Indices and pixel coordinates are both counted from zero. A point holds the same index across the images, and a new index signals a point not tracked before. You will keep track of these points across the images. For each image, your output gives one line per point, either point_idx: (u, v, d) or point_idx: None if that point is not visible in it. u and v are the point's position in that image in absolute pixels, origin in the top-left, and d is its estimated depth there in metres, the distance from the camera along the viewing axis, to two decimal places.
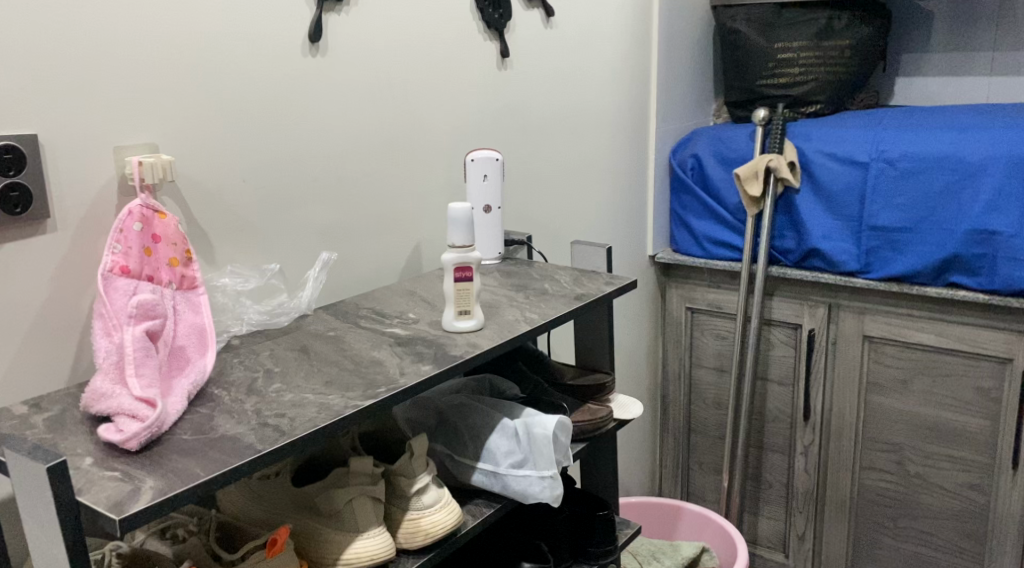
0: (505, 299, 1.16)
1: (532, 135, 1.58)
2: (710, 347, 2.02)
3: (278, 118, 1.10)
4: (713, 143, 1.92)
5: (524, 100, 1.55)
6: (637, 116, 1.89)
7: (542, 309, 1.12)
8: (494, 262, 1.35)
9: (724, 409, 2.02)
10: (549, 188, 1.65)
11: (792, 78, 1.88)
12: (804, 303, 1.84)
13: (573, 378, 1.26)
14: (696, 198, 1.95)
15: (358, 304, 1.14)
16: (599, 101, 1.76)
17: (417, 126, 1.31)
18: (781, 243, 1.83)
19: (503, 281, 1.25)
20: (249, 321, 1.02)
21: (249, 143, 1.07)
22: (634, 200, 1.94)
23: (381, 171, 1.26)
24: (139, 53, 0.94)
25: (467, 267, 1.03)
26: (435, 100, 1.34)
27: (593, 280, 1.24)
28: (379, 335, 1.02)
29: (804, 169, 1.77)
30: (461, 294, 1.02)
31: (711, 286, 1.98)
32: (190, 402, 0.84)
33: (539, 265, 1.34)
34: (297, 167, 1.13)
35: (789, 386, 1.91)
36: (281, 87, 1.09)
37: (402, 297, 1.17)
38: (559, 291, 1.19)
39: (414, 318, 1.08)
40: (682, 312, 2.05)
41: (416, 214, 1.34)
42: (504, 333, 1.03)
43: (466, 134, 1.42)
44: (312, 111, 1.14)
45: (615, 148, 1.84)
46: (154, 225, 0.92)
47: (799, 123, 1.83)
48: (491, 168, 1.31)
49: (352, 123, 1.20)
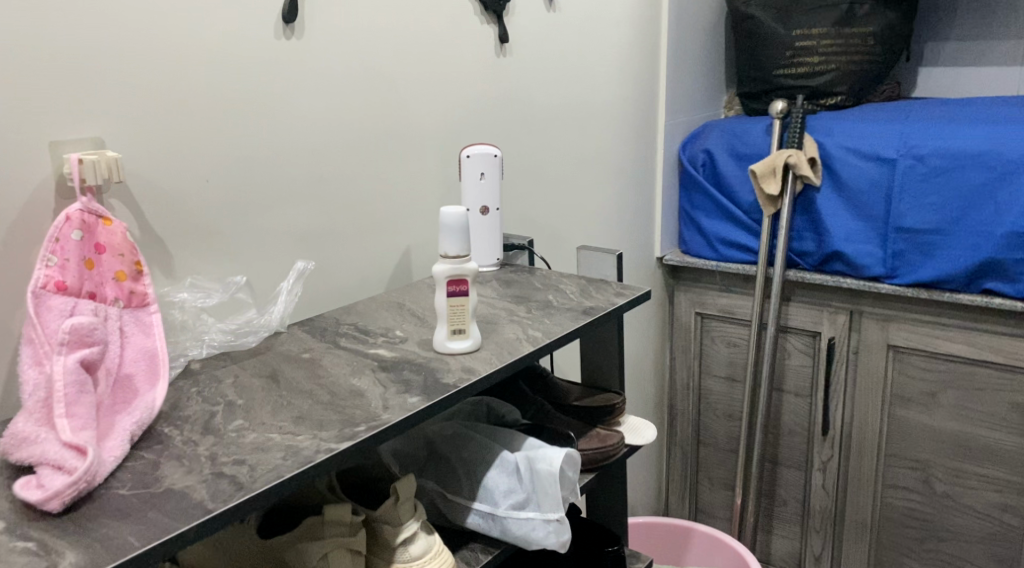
0: (504, 313, 1.04)
1: (534, 130, 1.45)
2: (720, 355, 1.89)
3: (248, 108, 0.97)
4: (726, 137, 1.79)
5: (525, 90, 1.42)
6: (645, 107, 1.76)
7: (546, 326, 0.99)
8: (491, 269, 1.23)
9: (736, 421, 1.90)
10: (552, 187, 1.53)
11: (811, 68, 1.76)
12: (823, 309, 1.72)
13: (580, 399, 1.14)
14: (707, 197, 1.82)
15: (339, 319, 1.01)
16: (605, 93, 1.63)
17: (407, 119, 1.18)
18: (800, 245, 1.71)
19: (501, 291, 1.13)
20: (210, 343, 0.89)
21: (213, 138, 0.93)
22: (641, 198, 1.81)
23: (366, 169, 1.13)
24: (80, 34, 0.80)
25: (462, 280, 0.90)
26: (427, 90, 1.21)
27: (601, 291, 1.12)
28: (361, 358, 0.89)
29: (825, 166, 1.65)
30: (455, 311, 0.90)
31: (722, 290, 1.86)
32: (134, 444, 0.71)
33: (543, 272, 1.21)
34: (270, 164, 1.00)
35: (806, 398, 1.80)
36: (251, 74, 0.96)
37: (389, 311, 1.05)
38: (565, 304, 1.07)
39: (401, 336, 0.96)
40: (691, 318, 1.92)
41: (406, 216, 1.21)
42: (505, 355, 0.91)
43: (462, 126, 1.29)
44: (288, 101, 1.01)
45: (622, 143, 1.71)
46: (98, 233, 0.79)
47: (819, 116, 1.71)
48: (488, 166, 1.18)
49: (333, 115, 1.07)
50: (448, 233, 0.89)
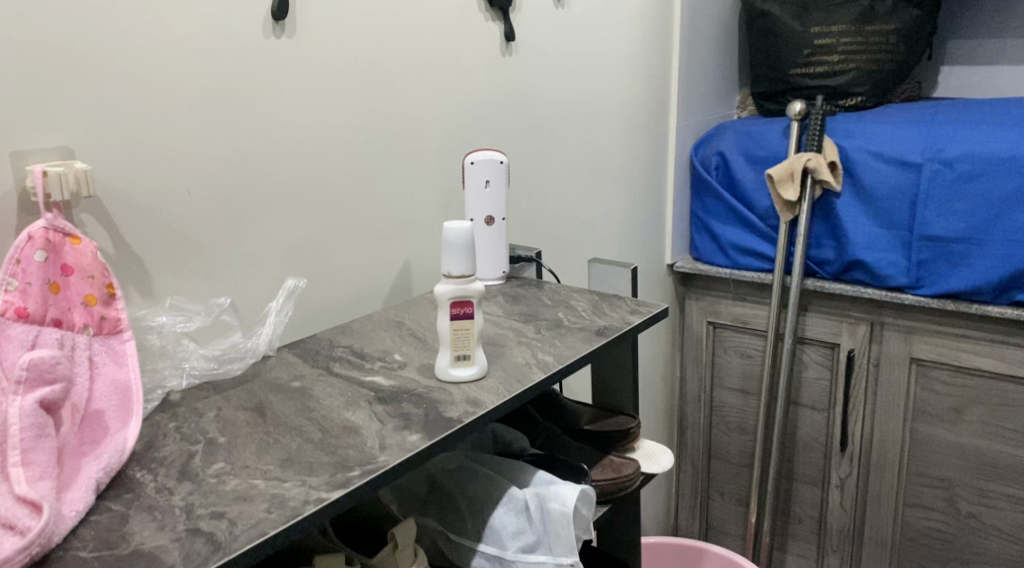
0: (512, 334, 0.96)
1: (541, 133, 1.38)
2: (734, 366, 1.82)
3: (234, 114, 0.89)
4: (742, 139, 1.72)
5: (532, 92, 1.34)
6: (656, 108, 1.68)
7: (557, 349, 0.92)
8: (497, 283, 1.15)
9: (749, 435, 1.83)
10: (560, 194, 1.45)
11: (830, 66, 1.68)
12: (843, 320, 1.66)
13: (590, 423, 1.07)
14: (720, 201, 1.75)
15: (334, 340, 0.94)
16: (615, 93, 1.55)
17: (407, 123, 1.11)
18: (818, 253, 1.64)
19: (508, 308, 1.05)
20: (190, 372, 0.81)
21: (195, 146, 0.86)
22: (651, 203, 1.73)
23: (363, 177, 1.06)
24: (44, 33, 0.73)
25: (467, 302, 0.82)
26: (429, 92, 1.13)
27: (615, 308, 1.04)
28: (356, 387, 0.82)
29: (846, 170, 1.57)
30: (459, 336, 0.82)
31: (736, 299, 1.78)
32: (101, 493, 0.63)
33: (552, 287, 1.13)
34: (259, 174, 0.93)
35: (823, 412, 1.73)
36: (237, 76, 0.89)
37: (387, 331, 0.97)
38: (577, 323, 0.99)
39: (400, 361, 0.88)
40: (703, 327, 1.85)
41: (406, 227, 1.13)
42: (513, 383, 0.83)
43: (466, 131, 1.21)
44: (278, 105, 0.93)
45: (632, 147, 1.63)
46: (65, 253, 0.72)
47: (839, 117, 1.63)
48: (494, 173, 1.11)
49: (328, 121, 1.00)
50: (452, 252, 0.81)
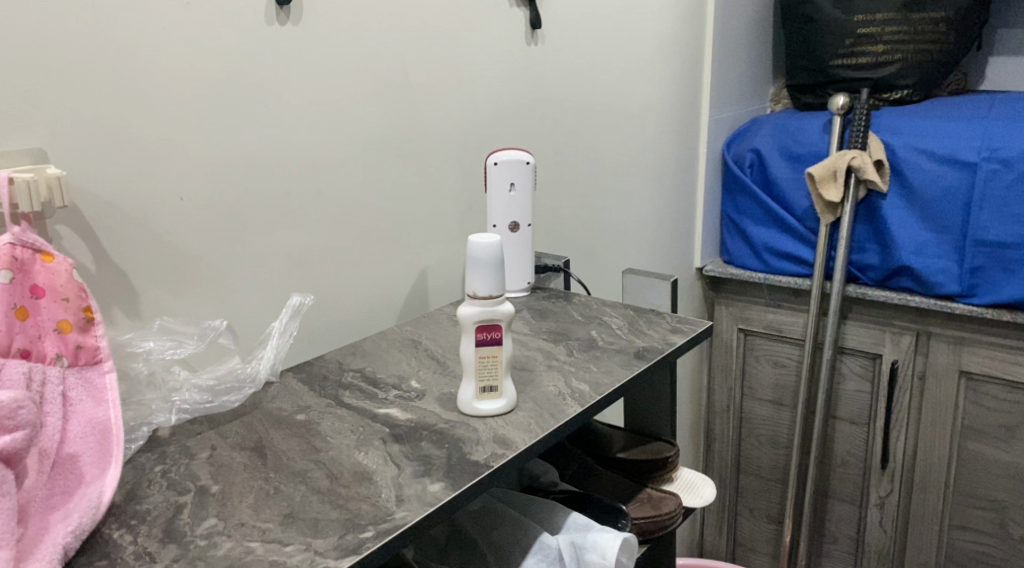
0: (543, 356, 0.87)
1: (568, 131, 1.28)
2: (767, 377, 1.75)
3: (231, 110, 0.79)
4: (778, 136, 1.62)
5: (560, 86, 1.24)
6: (687, 102, 1.58)
7: (592, 376, 0.82)
8: (521, 295, 1.06)
9: (781, 449, 1.76)
10: (588, 197, 1.36)
11: (874, 58, 1.56)
12: (885, 329, 1.56)
13: (624, 451, 0.98)
14: (754, 202, 1.65)
15: (343, 363, 0.85)
16: (645, 87, 1.45)
17: (425, 121, 1.01)
18: (860, 258, 1.53)
19: (536, 325, 0.96)
20: (180, 405, 0.71)
21: (187, 147, 0.76)
22: (681, 205, 1.64)
23: (376, 180, 0.96)
24: (11, 19, 0.64)
25: (494, 326, 0.72)
26: (449, 85, 1.03)
27: (654, 326, 0.94)
28: (368, 423, 0.72)
29: (892, 169, 1.46)
30: (485, 365, 0.72)
31: (769, 305, 1.70)
32: (70, 558, 0.54)
33: (583, 300, 1.04)
34: (259, 178, 0.83)
35: (863, 426, 1.64)
36: (233, 68, 0.79)
37: (403, 353, 0.88)
38: (612, 344, 0.90)
39: (417, 390, 0.79)
40: (733, 334, 1.77)
41: (423, 233, 1.04)
42: (546, 418, 0.73)
43: (488, 128, 1.11)
44: (280, 101, 0.84)
45: (663, 144, 1.53)
46: (34, 272, 0.62)
47: (884, 112, 1.52)
48: (519, 175, 1.01)
49: (339, 118, 0.90)
50: (479, 270, 0.71)
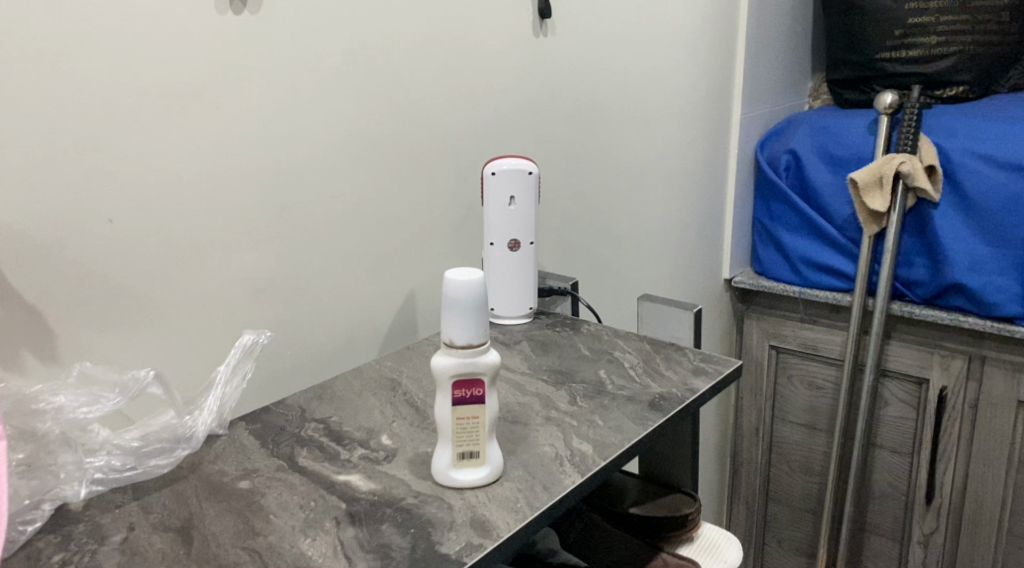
0: (541, 403, 0.74)
1: (583, 133, 1.15)
2: (800, 398, 1.62)
3: (171, 114, 0.67)
4: (818, 136, 1.47)
5: (573, 82, 1.11)
6: (717, 98, 1.43)
7: (597, 432, 0.69)
8: (521, 322, 0.92)
9: (814, 477, 1.63)
10: (605, 206, 1.23)
11: (926, 50, 1.40)
12: (933, 352, 1.41)
13: (636, 505, 0.85)
14: (790, 208, 1.51)
15: (306, 412, 0.72)
16: (670, 83, 1.31)
17: (415, 124, 0.88)
18: (907, 273, 1.38)
19: (536, 361, 0.82)
20: (92, 474, 0.59)
21: (114, 158, 0.64)
22: (708, 211, 1.50)
23: (355, 193, 0.84)
24: None
25: (475, 382, 0.59)
26: (442, 83, 0.90)
27: (674, 366, 0.81)
28: (325, 494, 0.60)
29: (946, 175, 1.31)
30: (464, 428, 0.60)
31: (804, 321, 1.57)
32: None
33: (592, 329, 0.90)
34: (209, 194, 0.71)
35: (905, 456, 1.50)
36: (173, 64, 0.66)
37: (378, 397, 0.75)
38: (623, 390, 0.76)
39: (389, 449, 0.66)
40: (764, 351, 1.65)
41: (411, 252, 0.91)
42: (538, 493, 0.60)
43: (489, 131, 0.98)
44: (233, 103, 0.71)
45: (689, 146, 1.39)
46: None
47: (937, 112, 1.36)
48: (521, 186, 0.88)
49: (308, 122, 0.78)
50: (457, 314, 0.58)
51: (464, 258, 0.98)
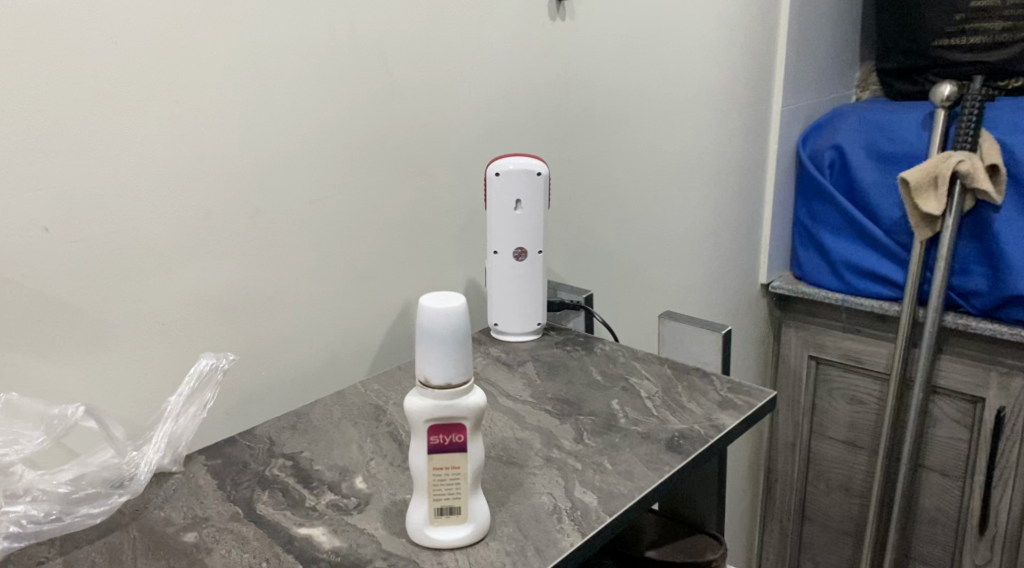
0: (541, 439, 0.65)
1: (603, 127, 1.05)
2: (841, 413, 1.50)
3: (117, 109, 0.59)
4: (867, 131, 1.34)
5: (593, 70, 1.01)
6: (754, 88, 1.32)
7: (605, 478, 0.59)
8: (528, 338, 0.83)
9: (855, 498, 1.51)
10: (627, 207, 1.13)
11: (990, 37, 1.27)
12: (991, 369, 1.28)
13: (654, 549, 0.75)
14: (834, 209, 1.39)
15: (275, 445, 0.64)
16: (702, 73, 1.20)
17: (409, 118, 0.79)
18: (964, 282, 1.26)
19: (540, 388, 0.73)
20: (7, 527, 0.51)
21: (49, 160, 0.56)
22: (744, 210, 1.38)
23: (341, 196, 0.75)
24: None
25: (456, 427, 0.50)
26: (441, 71, 0.81)
27: (699, 397, 0.71)
28: (281, 553, 0.51)
29: (1010, 175, 1.18)
30: (442, 480, 0.51)
31: (847, 331, 1.45)
32: None
33: (607, 349, 0.81)
34: (164, 199, 0.63)
35: (956, 480, 1.37)
36: (119, 52, 0.58)
37: (358, 428, 0.66)
38: (637, 426, 0.66)
39: (362, 494, 0.58)
40: (803, 361, 1.53)
41: (406, 259, 0.82)
42: (528, 558, 0.51)
43: (497, 125, 0.89)
44: (193, 96, 0.63)
45: (723, 142, 1.28)
46: None
47: (1001, 104, 1.24)
48: (528, 189, 0.79)
49: (284, 115, 0.69)
50: (436, 347, 0.49)
51: (467, 266, 0.89)
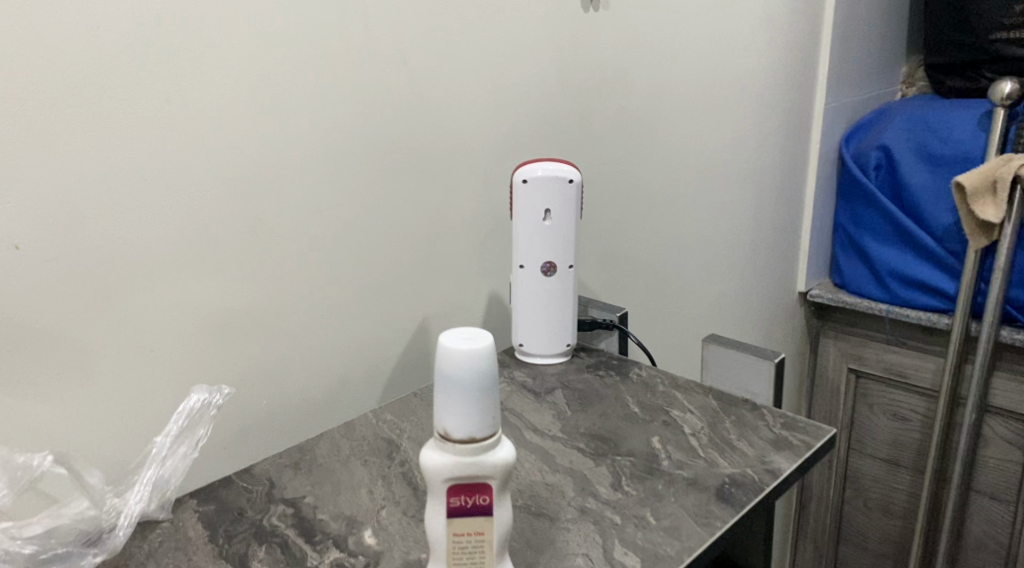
0: (574, 485, 0.57)
1: (638, 126, 0.97)
2: (882, 430, 1.41)
3: (97, 110, 0.52)
4: (917, 131, 1.25)
5: (627, 64, 0.92)
6: (797, 84, 1.23)
7: (649, 537, 0.52)
8: (556, 361, 0.76)
9: (895, 519, 1.43)
10: (662, 213, 1.05)
11: None
12: None
13: None
14: (880, 214, 1.30)
15: (276, 488, 0.57)
16: (743, 68, 1.11)
17: (429, 119, 0.72)
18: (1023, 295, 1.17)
19: (572, 421, 0.65)
20: None
21: (18, 169, 0.50)
22: (784, 214, 1.30)
23: (353, 205, 0.68)
24: None
25: (481, 487, 0.43)
26: (465, 67, 0.74)
27: (751, 437, 0.63)
28: None
29: None
30: (463, 547, 0.44)
31: (891, 343, 1.36)
32: None
33: (644, 375, 0.73)
34: (153, 211, 0.56)
35: (1008, 506, 1.28)
36: (101, 44, 0.51)
37: (368, 468, 0.59)
38: (682, 470, 0.59)
39: (371, 552, 0.50)
40: (842, 374, 1.44)
41: (423, 273, 0.75)
42: None
43: (524, 127, 0.82)
44: (184, 94, 0.56)
45: (763, 141, 1.20)
46: None
47: None
48: (559, 197, 0.71)
49: (291, 117, 0.62)
50: (461, 396, 0.41)
51: (490, 279, 0.82)
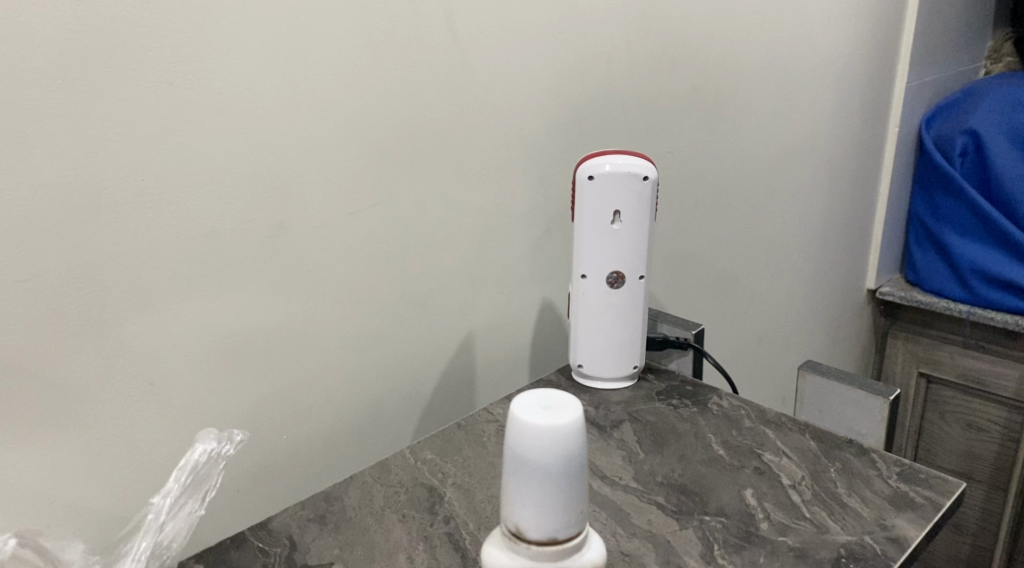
0: (656, 557, 0.47)
1: (709, 110, 0.85)
2: (954, 440, 1.29)
3: (80, 95, 0.42)
4: (1012, 113, 1.11)
5: (701, 39, 0.81)
6: (878, 59, 1.10)
7: None
8: (621, 385, 0.65)
9: (965, 537, 1.31)
10: (730, 205, 0.93)
11: None
12: None
13: None
14: (965, 206, 1.17)
15: (298, 551, 0.47)
16: (824, 42, 0.99)
17: (480, 103, 0.61)
18: None
19: (645, 467, 0.55)
20: None
21: None
22: (857, 204, 1.18)
23: (392, 205, 0.58)
24: None
25: None
26: (521, 42, 0.63)
27: (864, 491, 0.53)
28: None
29: None
30: None
31: (970, 348, 1.24)
32: None
33: (725, 406, 0.62)
34: (150, 220, 0.46)
35: None
36: (85, 12, 0.42)
37: (407, 527, 0.49)
38: (785, 537, 0.48)
39: None
40: (912, 379, 1.33)
41: (468, 281, 0.65)
42: None
43: (587, 112, 0.71)
44: (188, 77, 0.46)
45: (840, 124, 1.07)
46: None
47: None
48: (630, 197, 0.60)
49: (319, 103, 0.52)
50: (545, 494, 0.32)
51: (544, 286, 0.71)
